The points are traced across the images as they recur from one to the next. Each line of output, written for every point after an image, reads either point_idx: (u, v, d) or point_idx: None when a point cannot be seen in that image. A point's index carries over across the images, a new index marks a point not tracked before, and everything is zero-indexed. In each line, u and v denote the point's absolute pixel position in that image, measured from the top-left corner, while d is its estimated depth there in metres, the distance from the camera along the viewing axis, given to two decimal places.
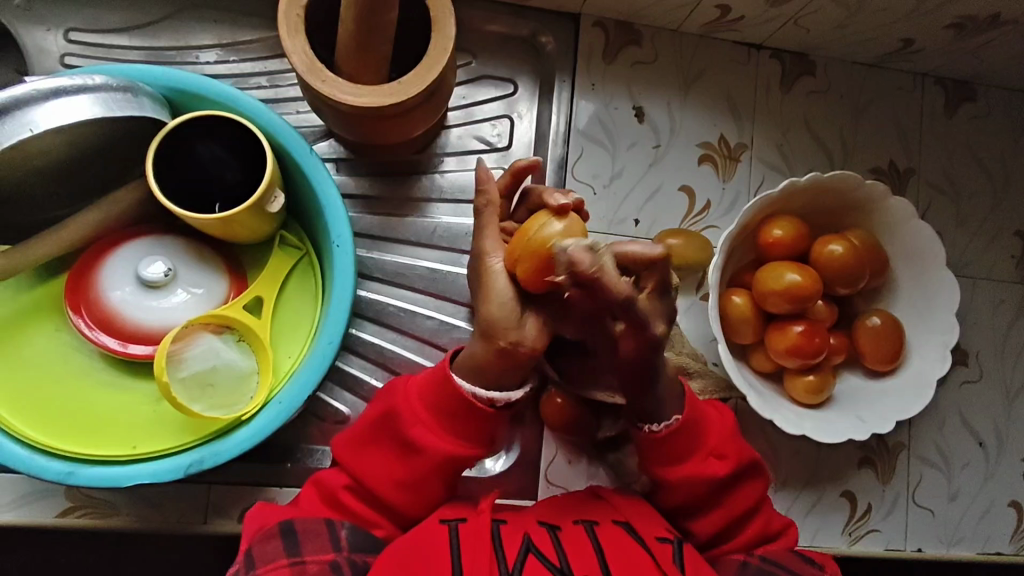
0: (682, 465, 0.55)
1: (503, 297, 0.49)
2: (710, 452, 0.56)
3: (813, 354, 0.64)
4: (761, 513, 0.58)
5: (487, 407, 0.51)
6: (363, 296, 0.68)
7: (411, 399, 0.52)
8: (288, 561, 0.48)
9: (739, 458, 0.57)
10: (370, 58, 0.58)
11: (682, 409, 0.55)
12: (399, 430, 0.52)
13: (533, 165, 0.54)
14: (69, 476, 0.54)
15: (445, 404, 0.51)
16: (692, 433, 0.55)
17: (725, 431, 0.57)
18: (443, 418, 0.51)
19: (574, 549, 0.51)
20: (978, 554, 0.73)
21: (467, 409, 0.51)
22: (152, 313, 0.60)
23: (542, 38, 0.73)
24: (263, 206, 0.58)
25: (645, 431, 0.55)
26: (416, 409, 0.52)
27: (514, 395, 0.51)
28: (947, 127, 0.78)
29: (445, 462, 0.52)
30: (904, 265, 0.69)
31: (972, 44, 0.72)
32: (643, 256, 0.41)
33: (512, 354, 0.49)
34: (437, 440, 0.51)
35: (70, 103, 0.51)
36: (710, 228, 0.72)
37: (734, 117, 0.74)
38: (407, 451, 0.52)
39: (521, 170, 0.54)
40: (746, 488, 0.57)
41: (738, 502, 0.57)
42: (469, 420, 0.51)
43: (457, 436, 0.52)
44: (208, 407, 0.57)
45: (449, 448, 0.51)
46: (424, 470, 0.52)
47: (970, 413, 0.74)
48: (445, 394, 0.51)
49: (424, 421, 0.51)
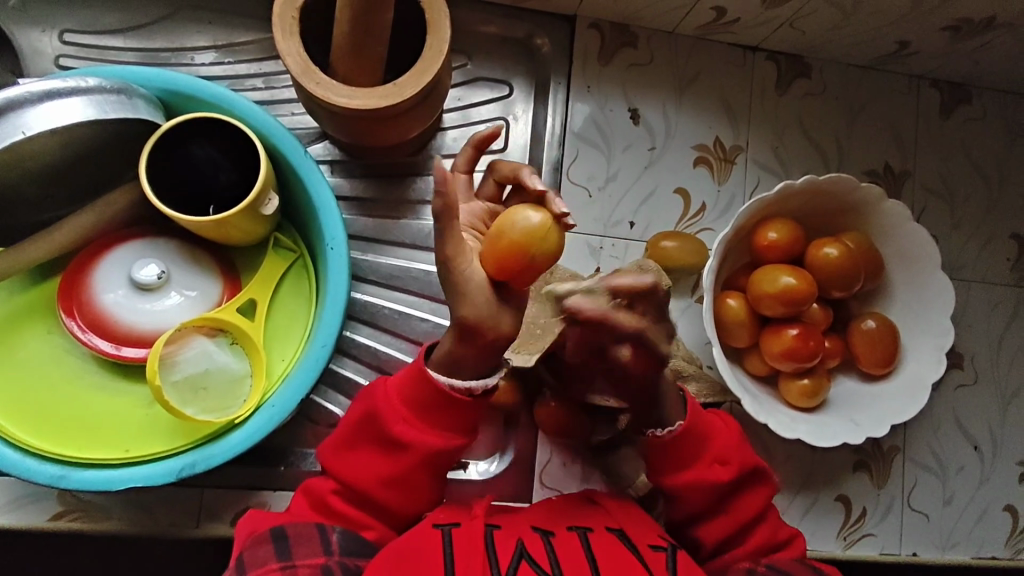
0: (684, 472, 0.56)
1: (479, 298, 0.45)
2: (713, 458, 0.56)
3: (808, 357, 0.64)
4: (766, 522, 0.58)
5: (465, 396, 0.50)
6: (358, 298, 0.68)
7: (390, 396, 0.52)
8: (279, 565, 0.48)
9: (743, 465, 0.57)
10: (365, 60, 0.57)
11: (684, 415, 0.55)
12: (381, 428, 0.52)
13: (492, 135, 0.49)
14: (61, 480, 0.54)
15: (424, 398, 0.50)
16: (698, 439, 0.55)
17: (730, 440, 0.57)
18: (424, 411, 0.51)
19: (567, 556, 0.51)
20: (974, 558, 0.73)
21: (445, 401, 0.50)
22: (145, 315, 0.60)
23: (537, 40, 0.73)
24: (257, 208, 0.58)
25: (650, 436, 0.56)
26: (395, 406, 0.51)
27: (491, 381, 0.50)
28: (943, 129, 0.78)
29: (431, 456, 0.52)
30: (898, 268, 0.69)
31: (967, 46, 0.72)
32: (633, 285, 0.45)
33: (491, 347, 0.48)
34: (421, 434, 0.51)
35: (64, 105, 0.52)
36: (705, 230, 0.72)
37: (730, 119, 0.74)
38: (393, 449, 0.52)
39: (482, 141, 0.50)
40: (751, 493, 0.58)
41: (741, 510, 0.57)
42: (451, 412, 0.51)
43: (439, 428, 0.51)
44: (201, 410, 0.57)
45: (431, 442, 0.51)
46: (410, 465, 0.52)
47: (965, 416, 0.74)
48: (422, 388, 0.50)
49: (405, 417, 0.51)
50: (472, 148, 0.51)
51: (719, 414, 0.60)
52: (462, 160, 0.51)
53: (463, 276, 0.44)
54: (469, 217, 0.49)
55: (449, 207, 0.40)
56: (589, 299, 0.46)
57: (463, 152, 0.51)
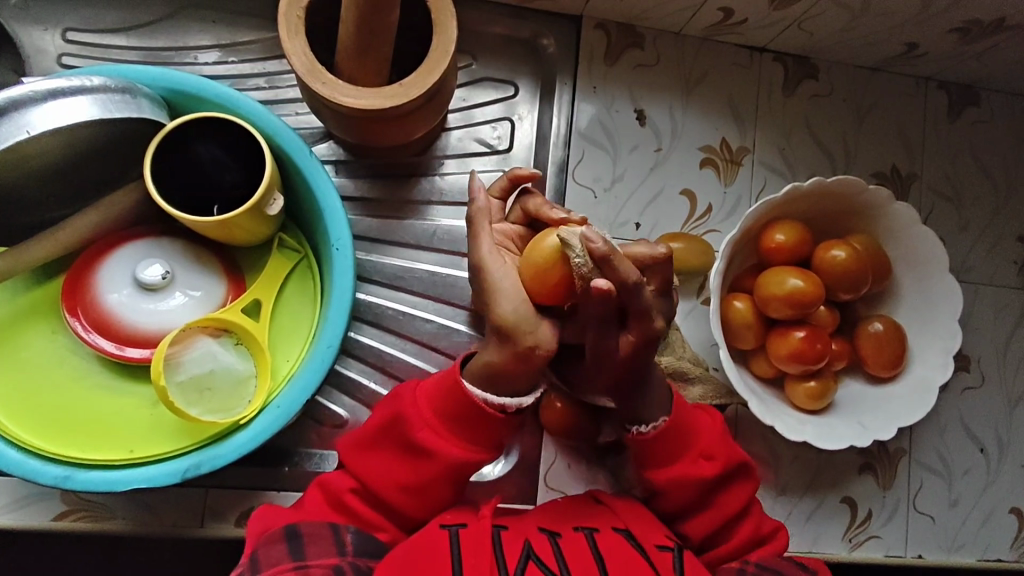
0: (669, 467, 0.55)
1: (514, 299, 0.48)
2: (700, 453, 0.56)
3: (815, 360, 0.63)
4: (751, 514, 0.57)
5: (498, 411, 0.50)
6: (362, 299, 0.68)
7: (420, 404, 0.51)
8: (292, 564, 0.47)
9: (729, 460, 0.56)
10: (370, 59, 0.57)
11: (669, 411, 0.55)
12: (407, 435, 0.51)
13: (532, 176, 0.54)
14: (67, 480, 0.53)
15: (456, 410, 0.50)
16: (682, 436, 0.55)
17: (716, 433, 0.57)
18: (455, 424, 0.51)
19: (574, 557, 0.50)
20: (979, 561, 0.72)
21: (477, 414, 0.50)
22: (150, 315, 0.60)
23: (543, 40, 0.73)
24: (262, 208, 0.57)
25: (634, 433, 0.55)
26: (425, 414, 0.51)
27: (525, 400, 0.51)
28: (949, 131, 0.77)
29: (455, 468, 0.52)
30: (907, 271, 0.69)
31: (977, 47, 0.71)
32: (646, 255, 0.49)
33: (529, 357, 0.49)
34: (449, 446, 0.51)
35: (71, 104, 0.51)
36: (711, 232, 0.72)
37: (735, 120, 0.73)
38: (417, 457, 0.52)
39: (521, 178, 0.54)
40: (737, 487, 0.57)
41: (728, 504, 0.57)
42: (481, 427, 0.51)
43: (466, 441, 0.51)
44: (206, 411, 0.57)
45: (459, 454, 0.51)
46: (432, 474, 0.52)
47: (972, 419, 0.74)
48: (456, 400, 0.50)
49: (434, 427, 0.51)
50: (508, 180, 0.55)
51: (706, 409, 0.59)
52: (494, 189, 0.55)
53: (491, 276, 0.48)
54: (500, 236, 0.53)
55: (478, 213, 0.50)
56: (602, 238, 0.45)
57: (497, 182, 0.55)
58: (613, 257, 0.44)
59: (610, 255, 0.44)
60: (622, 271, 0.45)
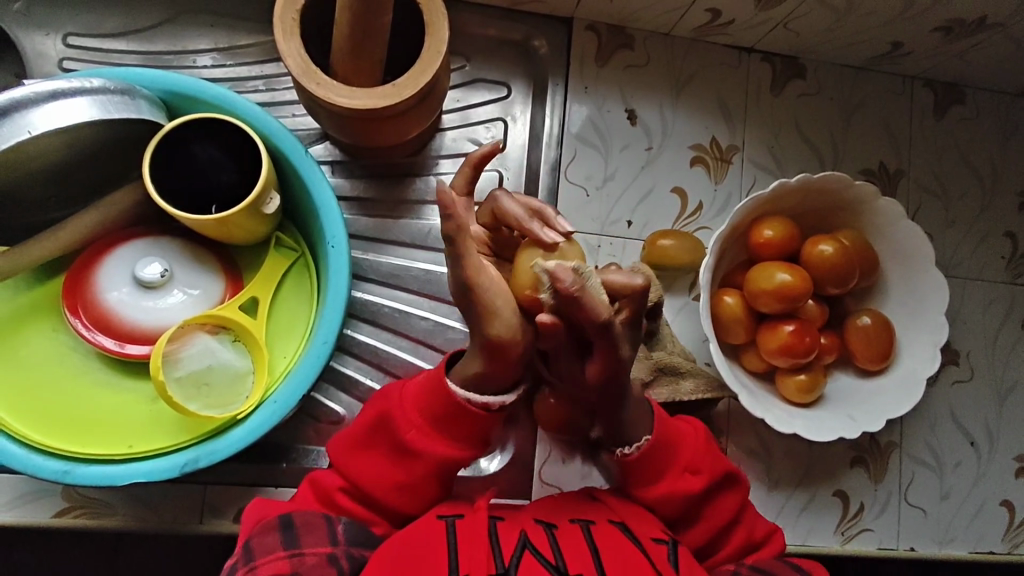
0: (658, 479, 0.56)
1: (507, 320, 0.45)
2: (684, 467, 0.57)
3: (803, 354, 0.64)
4: (741, 522, 0.59)
5: (482, 411, 0.50)
6: (358, 297, 0.69)
7: (406, 403, 0.52)
8: (286, 553, 0.49)
9: (714, 472, 0.58)
10: (363, 60, 0.58)
11: (652, 429, 0.55)
12: (394, 434, 0.52)
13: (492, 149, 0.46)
14: (65, 475, 0.54)
15: (438, 410, 0.50)
16: (668, 447, 0.56)
17: (700, 446, 0.58)
18: (438, 422, 0.51)
19: (568, 546, 0.51)
20: (970, 553, 0.73)
21: (461, 412, 0.50)
22: (148, 313, 0.61)
23: (535, 42, 0.74)
24: (258, 207, 0.58)
25: (618, 454, 0.56)
26: (412, 415, 0.51)
27: (508, 399, 0.51)
28: (936, 128, 0.79)
29: (447, 463, 0.52)
30: (895, 264, 0.70)
31: (959, 47, 0.73)
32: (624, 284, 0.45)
33: (518, 363, 0.48)
34: (430, 443, 0.51)
35: (69, 105, 0.52)
36: (701, 229, 0.73)
37: (725, 120, 0.75)
38: (403, 455, 0.52)
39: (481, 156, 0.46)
40: (724, 497, 0.59)
41: (716, 515, 0.58)
42: (462, 425, 0.51)
43: (453, 441, 0.51)
44: (204, 406, 0.58)
45: (443, 453, 0.51)
46: (422, 472, 0.52)
47: (961, 411, 0.75)
48: (439, 400, 0.50)
49: (417, 425, 0.51)
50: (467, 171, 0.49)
51: (688, 421, 0.60)
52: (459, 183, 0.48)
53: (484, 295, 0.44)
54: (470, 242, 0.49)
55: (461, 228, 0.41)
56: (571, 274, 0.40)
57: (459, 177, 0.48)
58: (581, 296, 0.41)
59: (580, 294, 0.40)
60: (588, 305, 0.41)
